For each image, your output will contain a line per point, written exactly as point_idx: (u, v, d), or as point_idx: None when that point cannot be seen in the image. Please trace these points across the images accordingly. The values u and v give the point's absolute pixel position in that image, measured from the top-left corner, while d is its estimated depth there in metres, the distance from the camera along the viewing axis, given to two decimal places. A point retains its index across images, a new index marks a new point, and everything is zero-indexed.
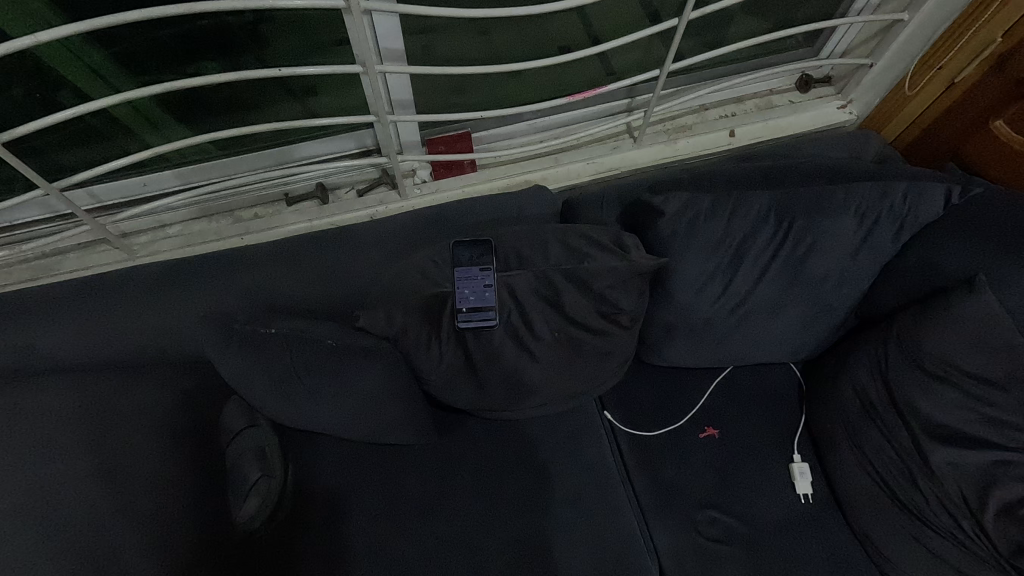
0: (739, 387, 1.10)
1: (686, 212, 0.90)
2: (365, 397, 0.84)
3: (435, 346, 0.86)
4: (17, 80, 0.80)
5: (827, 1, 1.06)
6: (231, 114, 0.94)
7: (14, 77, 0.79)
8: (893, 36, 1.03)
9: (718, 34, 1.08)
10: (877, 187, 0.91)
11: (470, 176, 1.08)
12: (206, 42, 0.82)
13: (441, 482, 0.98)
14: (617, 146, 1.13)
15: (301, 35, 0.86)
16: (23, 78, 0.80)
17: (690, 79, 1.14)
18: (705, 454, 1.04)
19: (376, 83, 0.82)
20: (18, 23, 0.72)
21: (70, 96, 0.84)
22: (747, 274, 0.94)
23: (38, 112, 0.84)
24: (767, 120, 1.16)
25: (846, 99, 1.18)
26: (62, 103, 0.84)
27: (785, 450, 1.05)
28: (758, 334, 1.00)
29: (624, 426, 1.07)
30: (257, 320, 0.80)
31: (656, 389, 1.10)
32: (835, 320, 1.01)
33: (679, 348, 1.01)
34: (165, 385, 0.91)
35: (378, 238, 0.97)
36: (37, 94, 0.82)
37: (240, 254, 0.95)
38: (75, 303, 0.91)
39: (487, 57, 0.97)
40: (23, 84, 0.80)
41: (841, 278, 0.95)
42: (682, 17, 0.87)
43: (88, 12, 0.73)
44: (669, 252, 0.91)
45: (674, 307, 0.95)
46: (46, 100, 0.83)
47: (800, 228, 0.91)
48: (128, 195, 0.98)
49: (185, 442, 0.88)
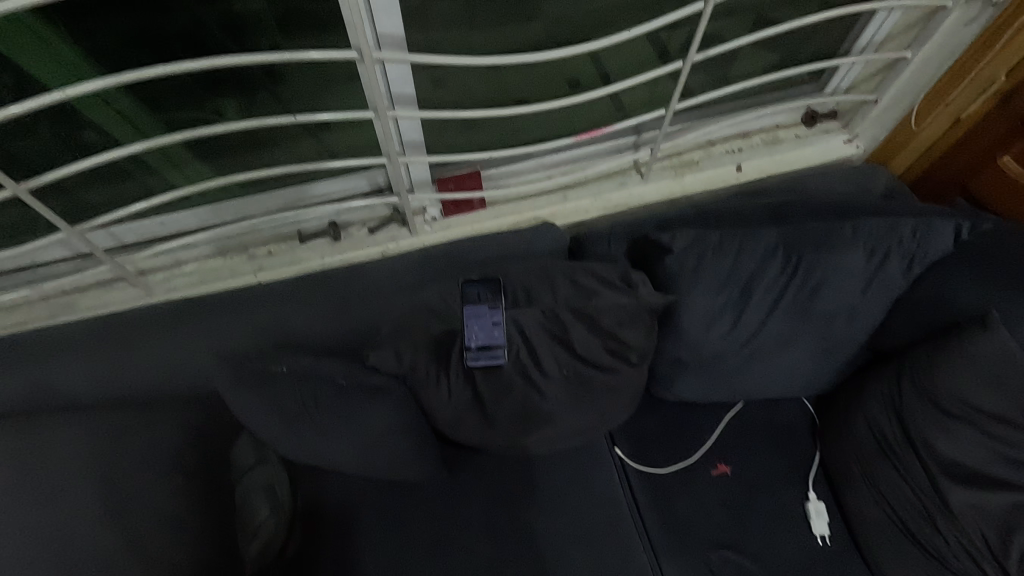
0: (751, 422, 1.09)
1: (694, 248, 0.90)
2: (374, 434, 0.85)
3: (444, 382, 0.85)
4: (44, 120, 0.83)
5: (831, 39, 1.08)
6: (250, 153, 0.97)
7: (42, 118, 0.83)
8: (897, 73, 1.05)
9: (724, 72, 1.10)
10: (884, 223, 0.91)
11: (480, 214, 1.10)
12: (228, 85, 0.85)
13: (450, 519, 0.97)
14: (624, 182, 1.14)
15: (318, 80, 0.89)
16: (51, 122, 0.84)
17: (696, 116, 1.16)
18: (718, 491, 1.02)
19: (388, 127, 0.84)
20: (52, 71, 0.76)
21: (94, 136, 0.88)
22: (756, 309, 0.93)
23: (66, 153, 0.87)
24: (773, 155, 1.17)
25: (852, 134, 1.18)
26: (88, 143, 0.88)
27: (800, 487, 1.03)
28: (769, 368, 0.99)
29: (636, 463, 1.05)
30: (267, 357, 0.81)
31: (668, 425, 1.09)
32: (847, 355, 1.00)
33: (690, 382, 1.01)
34: (177, 421, 0.92)
35: (389, 275, 0.99)
36: (63, 133, 0.86)
37: (254, 292, 0.97)
38: (95, 340, 0.93)
39: (496, 97, 1.00)
40: (49, 124, 0.84)
41: (851, 313, 0.94)
42: (687, 59, 0.89)
43: (118, 60, 0.76)
44: (678, 288, 0.90)
45: (684, 343, 0.95)
46: (73, 141, 0.87)
47: (808, 264, 0.91)
48: (146, 234, 1.00)
49: (195, 482, 0.89)
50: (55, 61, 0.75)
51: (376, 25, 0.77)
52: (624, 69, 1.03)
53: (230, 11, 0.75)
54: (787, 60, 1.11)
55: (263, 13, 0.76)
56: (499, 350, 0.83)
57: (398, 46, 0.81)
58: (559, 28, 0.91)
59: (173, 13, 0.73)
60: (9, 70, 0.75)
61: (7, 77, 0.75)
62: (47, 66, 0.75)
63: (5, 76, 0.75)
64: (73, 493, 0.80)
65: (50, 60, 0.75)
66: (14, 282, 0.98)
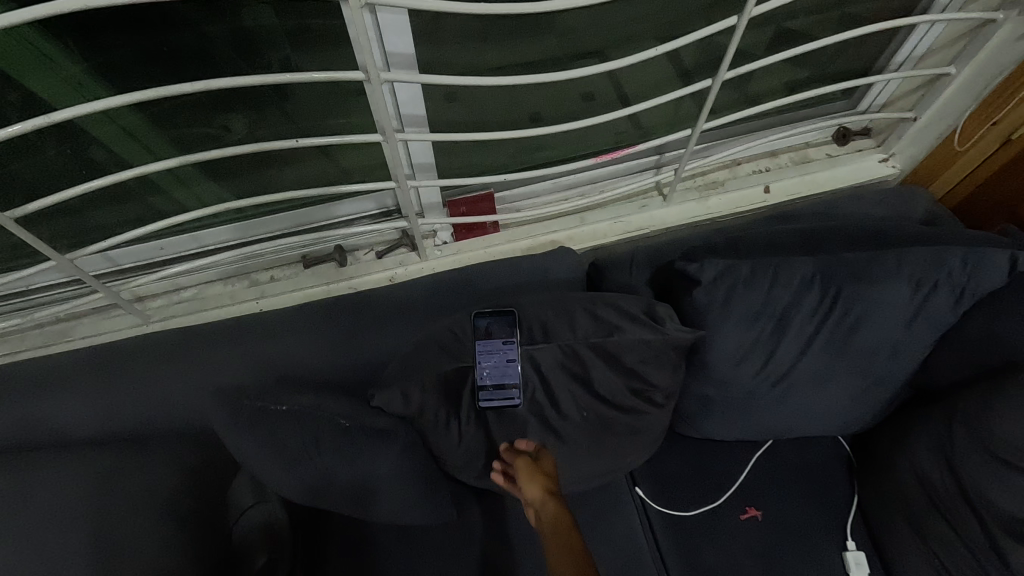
0: (782, 462, 1.02)
1: (724, 279, 0.83)
2: (380, 479, 0.79)
3: (455, 427, 0.81)
4: (51, 139, 0.79)
5: (866, 55, 1.02)
6: (254, 174, 0.92)
7: (49, 137, 0.78)
8: (939, 90, 0.98)
9: (753, 88, 1.04)
10: (931, 254, 0.84)
11: (493, 237, 1.04)
12: (237, 101, 0.80)
13: (459, 565, 0.91)
14: (645, 205, 1.08)
15: (325, 99, 0.84)
16: (57, 140, 0.79)
17: (722, 134, 1.09)
18: (748, 537, 0.95)
19: (395, 150, 0.79)
20: (57, 89, 0.71)
21: (103, 153, 0.83)
22: (791, 345, 0.87)
23: (73, 171, 0.83)
24: (803, 176, 1.11)
25: (887, 153, 1.12)
26: (97, 161, 0.83)
27: (836, 535, 0.96)
28: (804, 407, 0.92)
29: (657, 504, 0.98)
30: (267, 394, 0.75)
31: (692, 463, 1.02)
32: (888, 394, 0.93)
33: (718, 421, 0.94)
34: (173, 461, 0.87)
35: (399, 304, 0.93)
36: (70, 150, 0.81)
37: (255, 321, 0.92)
38: (88, 373, 0.89)
39: (509, 118, 0.95)
40: (56, 143, 0.79)
41: (894, 350, 0.88)
42: (716, 77, 0.83)
43: (126, 77, 0.72)
44: (706, 324, 0.84)
45: (711, 380, 0.89)
46: (81, 159, 0.82)
47: (848, 298, 0.84)
48: (144, 259, 0.96)
49: (190, 529, 0.83)
50: (59, 78, 0.71)
51: (384, 45, 0.73)
52: (648, 86, 0.98)
53: (238, 28, 0.70)
54: (819, 77, 1.05)
55: (273, 29, 0.71)
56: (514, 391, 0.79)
57: (407, 67, 0.77)
58: (581, 43, 0.86)
59: (178, 29, 0.69)
60: (16, 89, 0.70)
61: (14, 96, 0.71)
62: (52, 83, 0.71)
63: (11, 93, 0.70)
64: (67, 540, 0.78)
65: (54, 78, 0.70)
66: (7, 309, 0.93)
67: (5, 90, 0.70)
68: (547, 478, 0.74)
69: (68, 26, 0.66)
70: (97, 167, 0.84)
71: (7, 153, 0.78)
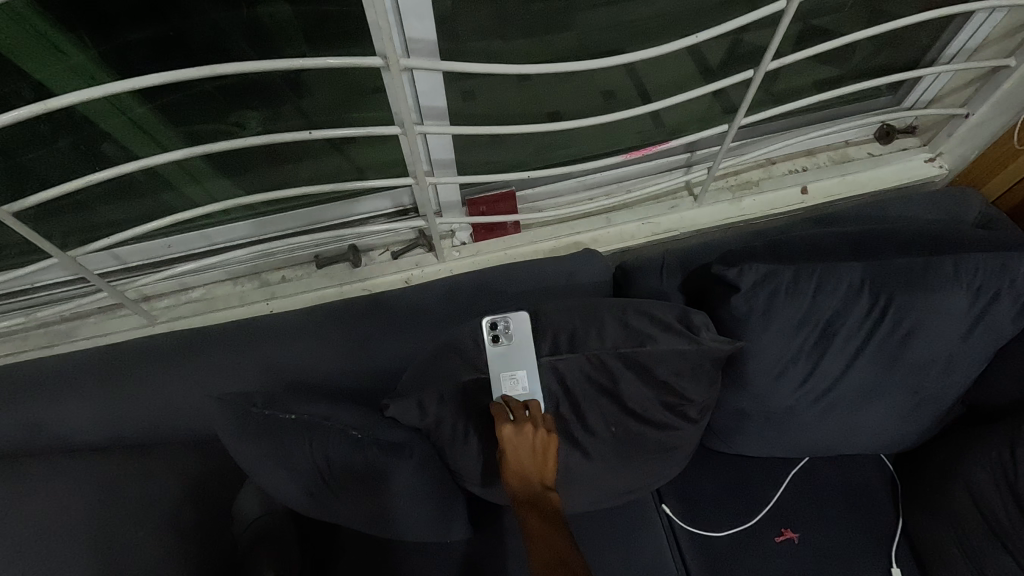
0: (819, 480, 0.95)
1: (765, 285, 0.77)
2: (394, 496, 0.74)
3: (472, 442, 0.76)
4: (62, 131, 0.75)
5: (914, 49, 0.96)
6: (266, 170, 0.88)
7: (61, 131, 0.75)
8: (994, 85, 0.91)
9: (791, 83, 0.98)
10: (992, 261, 0.77)
11: (513, 238, 0.99)
12: (248, 95, 0.76)
13: None
14: (674, 206, 1.02)
15: (340, 93, 0.79)
16: (70, 132, 0.75)
17: (759, 131, 1.03)
18: (783, 562, 0.88)
19: (415, 144, 0.74)
20: (66, 79, 0.67)
21: (116, 149, 0.78)
22: (835, 359, 0.81)
23: (84, 166, 0.79)
24: (844, 175, 1.04)
25: (934, 152, 1.05)
26: (109, 157, 0.79)
27: (879, 561, 0.89)
28: (847, 424, 0.87)
29: (685, 523, 0.92)
30: (277, 402, 0.71)
31: (723, 480, 0.96)
32: (938, 411, 0.87)
33: (751, 437, 0.89)
34: (179, 470, 0.84)
35: (415, 308, 0.88)
36: (83, 145, 0.77)
37: (264, 324, 0.87)
38: (88, 375, 0.85)
39: (530, 113, 0.89)
40: (69, 135, 0.75)
41: (947, 365, 0.82)
42: (758, 68, 0.77)
43: (137, 67, 0.68)
44: (744, 332, 0.78)
45: (749, 394, 0.83)
46: (92, 153, 0.78)
47: (899, 307, 0.78)
48: (152, 257, 0.92)
49: (191, 539, 0.79)
50: (69, 70, 0.66)
51: (405, 30, 0.68)
52: (682, 81, 0.92)
53: (252, 17, 0.66)
54: (863, 72, 0.98)
55: (288, 20, 0.67)
56: (520, 378, 0.72)
57: (431, 55, 0.72)
58: (612, 36, 0.81)
59: (191, 17, 0.64)
60: (29, 83, 0.66)
61: (28, 91, 0.67)
62: (62, 74, 0.67)
63: (23, 85, 0.66)
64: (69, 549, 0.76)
65: (66, 69, 0.66)
66: (9, 307, 0.90)
67: (17, 83, 0.66)
68: (505, 465, 0.65)
69: (76, 10, 0.61)
70: (109, 162, 0.80)
71: (15, 145, 0.74)
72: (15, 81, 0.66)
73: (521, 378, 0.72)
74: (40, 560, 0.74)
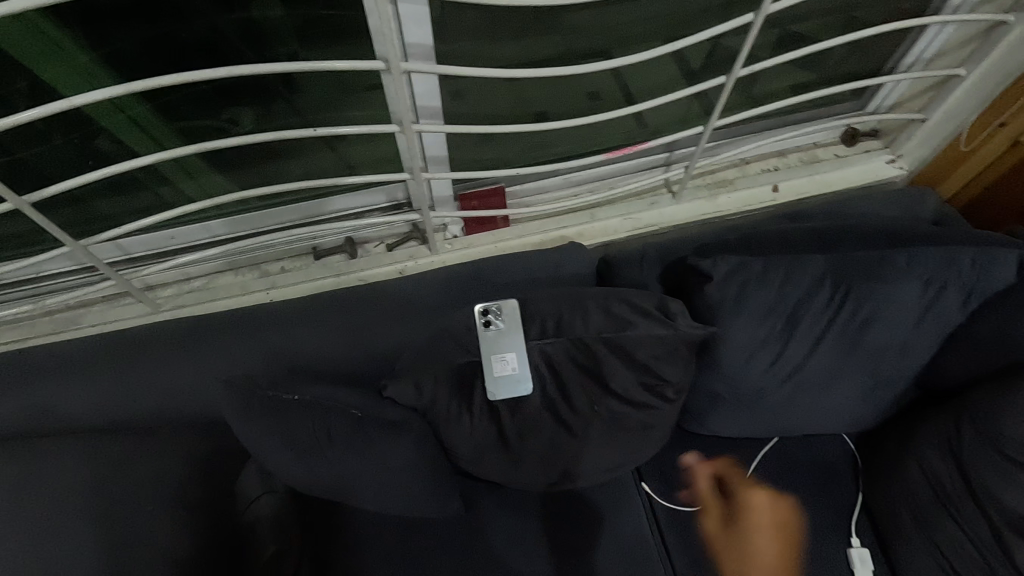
0: (787, 459, 1.02)
1: (736, 276, 0.84)
2: (391, 471, 0.79)
3: (467, 419, 0.81)
4: (56, 128, 0.78)
5: (874, 57, 1.03)
6: (264, 165, 0.92)
7: (56, 128, 0.78)
8: (946, 93, 0.99)
9: (762, 89, 1.05)
10: (941, 254, 0.84)
11: (503, 232, 1.05)
12: (247, 94, 0.80)
13: (466, 557, 0.91)
14: (655, 202, 1.08)
15: (338, 93, 0.84)
16: (65, 130, 0.79)
17: (734, 132, 1.09)
18: (752, 534, 0.95)
19: (413, 141, 0.79)
20: (66, 78, 0.71)
21: (109, 145, 0.82)
22: (800, 343, 0.88)
23: (80, 161, 0.83)
24: (812, 175, 1.12)
25: (895, 154, 1.13)
26: (102, 152, 0.83)
27: (841, 532, 0.96)
28: (811, 404, 0.93)
29: (663, 499, 0.99)
30: (280, 384, 0.75)
31: (699, 459, 1.02)
32: (894, 391, 0.94)
33: (724, 418, 0.96)
34: (185, 450, 0.88)
35: (410, 296, 0.93)
36: (77, 142, 0.80)
37: (266, 312, 0.92)
38: (98, 361, 0.89)
39: (518, 113, 0.94)
40: (62, 132, 0.79)
41: (903, 348, 0.89)
42: (729, 74, 0.84)
43: (138, 66, 0.72)
44: (717, 318, 0.85)
45: (722, 377, 0.90)
46: (88, 149, 0.82)
47: (858, 295, 0.85)
48: (155, 248, 0.96)
49: (197, 517, 0.83)
50: (70, 68, 0.70)
51: (403, 35, 0.73)
52: (662, 84, 0.98)
53: (249, 19, 0.70)
54: (828, 79, 1.05)
55: (287, 23, 0.71)
56: (509, 359, 0.79)
57: (425, 58, 0.77)
58: (594, 42, 0.86)
59: (192, 20, 0.68)
60: (24, 77, 0.70)
61: (24, 85, 0.71)
62: (65, 72, 0.70)
63: (19, 81, 0.70)
64: (77, 527, 0.78)
65: (65, 68, 0.70)
66: (13, 296, 0.93)
67: (13, 78, 0.70)
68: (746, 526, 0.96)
69: (78, 15, 0.65)
70: (110, 157, 0.83)
71: (13, 141, 0.78)
72: (10, 76, 0.69)
73: (511, 359, 0.78)
74: (50, 537, 0.77)
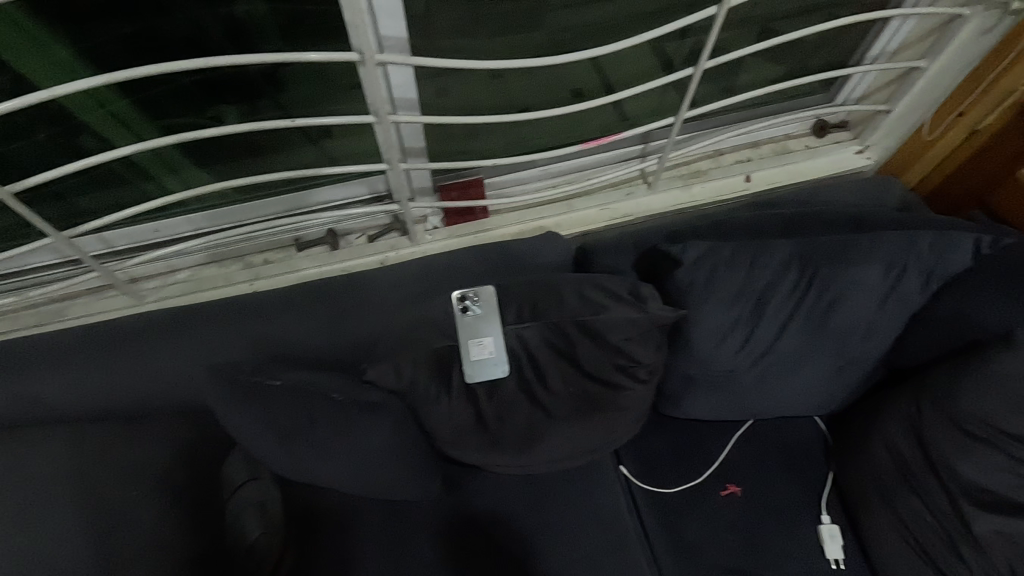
0: (761, 441, 1.05)
1: (705, 261, 0.87)
2: (372, 454, 0.81)
3: (445, 403, 0.83)
4: (39, 125, 0.80)
5: (841, 50, 1.06)
6: (245, 159, 0.94)
7: (38, 124, 0.80)
8: (909, 85, 1.02)
9: (734, 81, 1.07)
10: (902, 238, 0.88)
11: (483, 223, 1.07)
12: (226, 89, 0.82)
13: (448, 539, 0.93)
14: (631, 192, 1.11)
15: (318, 87, 0.85)
16: (46, 125, 0.80)
17: (707, 124, 1.12)
18: (726, 512, 0.99)
19: (389, 131, 0.81)
20: (47, 73, 0.72)
21: (92, 142, 0.84)
22: (769, 325, 0.91)
23: (62, 156, 0.84)
24: (784, 165, 1.15)
25: (863, 145, 1.17)
26: (85, 148, 0.84)
27: (812, 510, 1.00)
28: (782, 385, 0.96)
29: (641, 481, 1.02)
30: (263, 370, 0.76)
31: (676, 442, 1.05)
32: (862, 372, 0.98)
33: (699, 400, 0.98)
34: (169, 438, 0.89)
35: (390, 285, 0.96)
36: (59, 138, 0.82)
37: (249, 302, 0.94)
38: (82, 351, 0.91)
39: (496, 106, 0.96)
40: (45, 129, 0.80)
41: (868, 330, 0.92)
42: (698, 65, 0.86)
43: (118, 61, 0.73)
44: (688, 302, 0.88)
45: (695, 359, 0.92)
46: (71, 145, 0.83)
47: (822, 278, 0.88)
48: (138, 242, 0.97)
49: (182, 503, 0.85)
50: (51, 64, 0.72)
51: (378, 28, 0.75)
52: (638, 76, 1.00)
53: (230, 15, 0.72)
54: (798, 72, 1.08)
55: (266, 17, 0.73)
56: (487, 343, 0.81)
57: (400, 51, 0.79)
58: (569, 36, 0.88)
59: (171, 15, 0.70)
60: (7, 76, 0.71)
61: (6, 83, 0.72)
62: (45, 68, 0.72)
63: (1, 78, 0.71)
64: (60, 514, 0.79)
65: (45, 63, 0.71)
66: None
67: None
68: None
69: (58, 11, 0.66)
70: (92, 152, 0.85)
71: None
72: None
73: (488, 343, 0.81)
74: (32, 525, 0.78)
